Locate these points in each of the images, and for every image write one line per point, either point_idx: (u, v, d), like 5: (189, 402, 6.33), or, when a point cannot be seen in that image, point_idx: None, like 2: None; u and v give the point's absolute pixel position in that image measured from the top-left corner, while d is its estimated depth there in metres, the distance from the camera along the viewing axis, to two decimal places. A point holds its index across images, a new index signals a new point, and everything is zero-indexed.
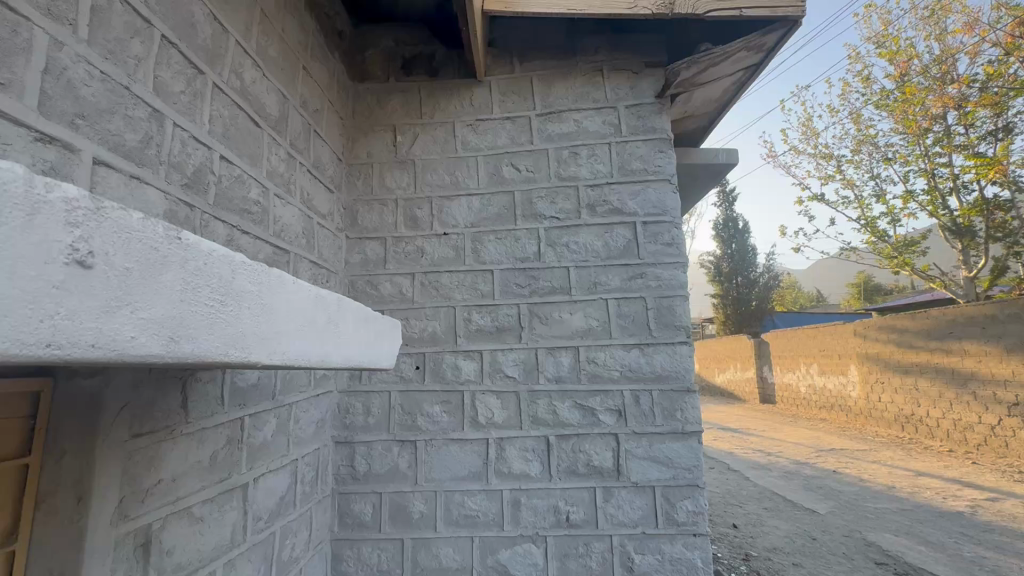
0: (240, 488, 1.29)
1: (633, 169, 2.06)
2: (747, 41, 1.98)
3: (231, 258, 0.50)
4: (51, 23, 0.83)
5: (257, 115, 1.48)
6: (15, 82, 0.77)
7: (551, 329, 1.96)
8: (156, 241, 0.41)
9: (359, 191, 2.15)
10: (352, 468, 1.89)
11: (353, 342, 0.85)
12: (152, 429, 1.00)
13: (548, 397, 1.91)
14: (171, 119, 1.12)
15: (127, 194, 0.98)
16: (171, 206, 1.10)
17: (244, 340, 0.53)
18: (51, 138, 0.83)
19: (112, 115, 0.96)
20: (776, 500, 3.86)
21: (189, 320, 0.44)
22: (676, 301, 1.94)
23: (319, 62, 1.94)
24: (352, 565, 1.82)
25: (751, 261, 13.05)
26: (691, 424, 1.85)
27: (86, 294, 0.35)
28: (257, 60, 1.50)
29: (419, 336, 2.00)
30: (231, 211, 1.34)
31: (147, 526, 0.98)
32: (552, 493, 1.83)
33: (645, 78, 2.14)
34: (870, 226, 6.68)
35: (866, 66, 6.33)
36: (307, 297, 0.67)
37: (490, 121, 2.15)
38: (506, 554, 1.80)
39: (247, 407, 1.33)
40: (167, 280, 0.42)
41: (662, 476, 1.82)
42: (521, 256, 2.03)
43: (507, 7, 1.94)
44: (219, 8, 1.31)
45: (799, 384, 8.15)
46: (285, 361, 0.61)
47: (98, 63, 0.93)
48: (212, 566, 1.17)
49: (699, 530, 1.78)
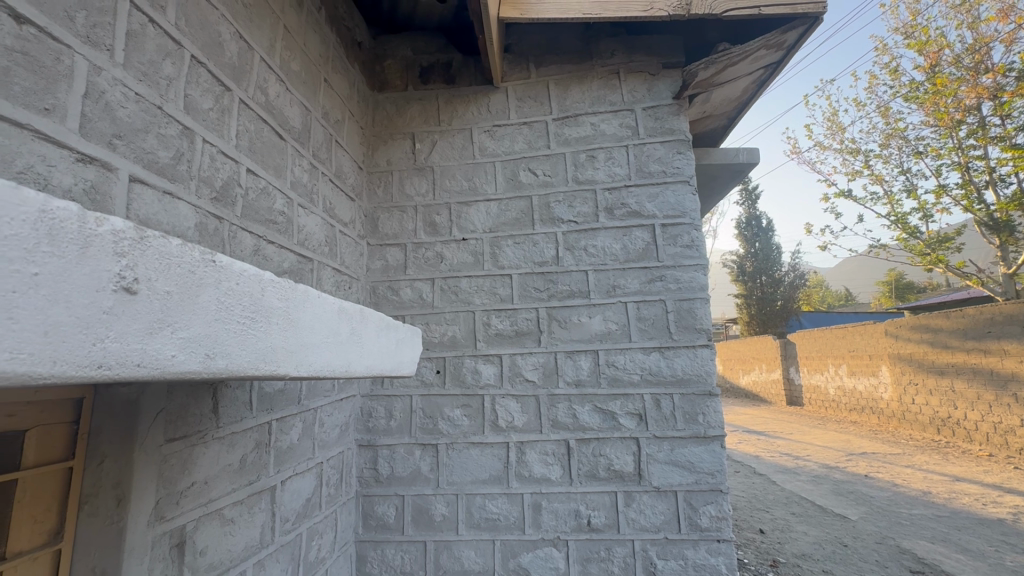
0: (268, 490, 1.33)
1: (651, 171, 2.05)
2: (766, 40, 1.96)
3: (260, 276, 0.53)
4: (90, 49, 0.88)
5: (281, 129, 1.53)
6: (59, 108, 0.82)
7: (570, 333, 1.97)
8: (192, 265, 0.43)
9: (379, 199, 2.19)
10: (375, 470, 1.93)
11: (375, 351, 0.88)
12: (186, 433, 1.05)
13: (568, 401, 1.92)
14: (201, 135, 1.17)
15: (160, 209, 1.03)
16: (201, 219, 1.15)
17: (274, 354, 0.55)
18: (91, 159, 0.87)
19: (146, 135, 1.01)
20: (805, 506, 3.77)
21: (223, 338, 0.47)
22: (696, 304, 1.93)
23: (340, 73, 1.99)
24: (377, 566, 1.85)
25: (776, 261, 12.78)
26: (714, 428, 1.83)
27: (132, 319, 0.38)
28: (281, 75, 1.55)
29: (439, 340, 2.03)
30: (258, 221, 1.38)
31: (182, 527, 1.02)
32: (573, 497, 1.83)
33: (662, 79, 2.12)
34: (901, 222, 6.47)
35: (893, 58, 6.15)
36: (331, 310, 0.69)
37: (507, 127, 2.18)
38: (527, 557, 1.81)
39: (275, 411, 1.38)
40: (203, 301, 0.45)
41: (685, 481, 1.80)
42: (539, 259, 2.04)
43: (523, 14, 1.95)
44: (244, 27, 1.36)
45: (827, 386, 7.93)
46: (312, 372, 0.63)
47: (133, 85, 0.98)
48: (243, 566, 1.21)
49: (723, 535, 1.76)
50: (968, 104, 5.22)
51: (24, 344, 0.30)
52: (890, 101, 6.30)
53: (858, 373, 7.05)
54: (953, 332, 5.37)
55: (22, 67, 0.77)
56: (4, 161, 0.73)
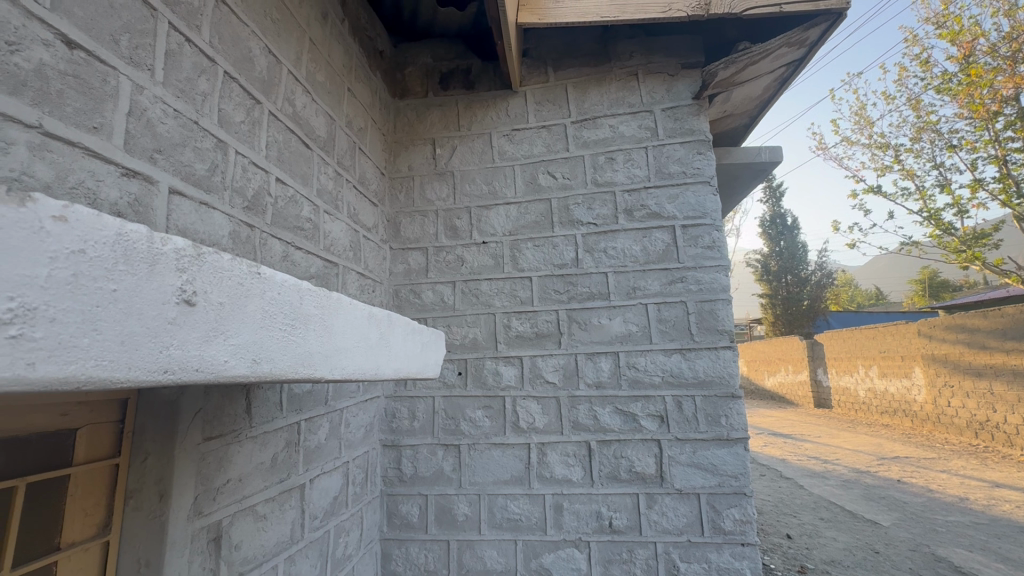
0: (298, 488, 1.38)
1: (671, 171, 2.05)
2: (787, 37, 1.94)
3: (299, 286, 0.57)
4: (132, 69, 0.94)
5: (307, 138, 1.59)
6: (105, 126, 0.88)
7: (590, 335, 1.98)
8: (241, 277, 0.47)
9: (401, 204, 2.24)
10: (399, 470, 1.97)
11: (402, 355, 0.91)
12: (221, 433, 1.10)
13: (588, 402, 1.93)
14: (234, 147, 1.22)
15: (197, 219, 1.09)
16: (234, 227, 1.21)
17: (311, 358, 0.59)
18: (134, 173, 0.93)
19: (184, 148, 1.06)
20: (834, 511, 3.68)
21: (267, 345, 0.50)
22: (718, 305, 1.91)
23: (362, 82, 2.04)
24: (401, 564, 1.89)
25: (801, 260, 12.50)
26: (737, 431, 1.81)
27: (192, 327, 0.41)
28: (307, 86, 1.61)
29: (460, 342, 2.07)
30: (286, 228, 1.44)
31: (218, 522, 1.07)
32: (594, 499, 1.84)
33: (681, 80, 2.12)
34: (933, 218, 6.26)
35: (924, 49, 5.95)
36: (361, 315, 0.73)
37: (526, 131, 2.20)
38: (549, 558, 1.83)
39: (303, 412, 1.43)
40: (250, 310, 0.48)
41: (707, 483, 1.79)
42: (558, 262, 2.06)
43: (541, 19, 1.98)
44: (272, 41, 1.42)
45: (856, 388, 7.71)
46: (345, 375, 0.67)
47: (171, 102, 1.03)
48: (275, 560, 1.26)
49: (747, 539, 1.74)
50: (1006, 94, 5.01)
51: (105, 353, 0.34)
52: (921, 94, 6.10)
53: (889, 374, 6.84)
54: (990, 333, 5.16)
55: (74, 89, 0.82)
56: (59, 177, 0.78)
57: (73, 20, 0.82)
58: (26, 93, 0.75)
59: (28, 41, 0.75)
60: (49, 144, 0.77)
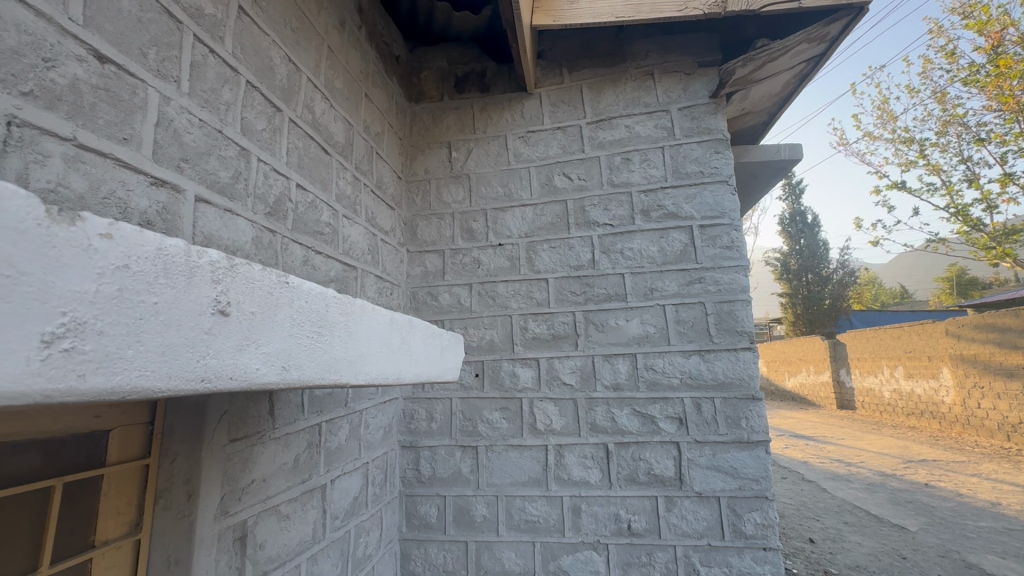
0: (319, 489, 1.41)
1: (688, 171, 2.03)
2: (807, 33, 1.92)
3: (325, 293, 0.58)
4: (160, 81, 0.97)
5: (326, 144, 1.61)
6: (135, 137, 0.90)
7: (607, 336, 1.97)
8: (271, 287, 0.49)
9: (418, 207, 2.26)
10: (417, 471, 1.99)
11: (422, 359, 0.92)
12: (246, 434, 1.12)
13: (605, 404, 1.92)
14: (256, 155, 1.25)
15: (221, 226, 1.11)
16: (257, 233, 1.24)
17: (337, 364, 0.60)
18: (162, 182, 0.96)
19: (209, 157, 1.09)
20: (859, 515, 3.60)
21: (296, 352, 0.52)
22: (738, 305, 1.89)
23: (379, 87, 2.07)
24: (420, 565, 1.91)
25: (823, 258, 12.24)
26: (758, 433, 1.79)
27: (225, 337, 0.43)
28: (326, 93, 1.64)
29: (477, 344, 2.08)
30: (307, 233, 1.47)
31: (244, 521, 1.10)
32: (613, 501, 1.83)
33: (698, 78, 2.10)
34: (961, 214, 6.08)
35: (950, 40, 5.77)
36: (383, 321, 0.74)
37: (542, 132, 2.21)
38: (567, 560, 1.82)
39: (324, 413, 1.46)
40: (280, 318, 0.50)
41: (727, 486, 1.77)
42: (575, 263, 2.06)
43: (556, 21, 1.98)
44: (292, 50, 1.45)
45: (881, 389, 7.53)
46: (369, 379, 0.68)
47: (197, 112, 1.06)
48: (298, 560, 1.28)
49: (770, 544, 1.71)
50: None
51: (148, 363, 0.36)
52: (947, 87, 5.93)
53: (916, 375, 6.66)
54: None
55: (105, 102, 0.85)
56: (92, 188, 0.81)
57: (104, 35, 0.85)
58: (60, 107, 0.77)
59: (62, 57, 0.78)
60: (82, 156, 0.80)
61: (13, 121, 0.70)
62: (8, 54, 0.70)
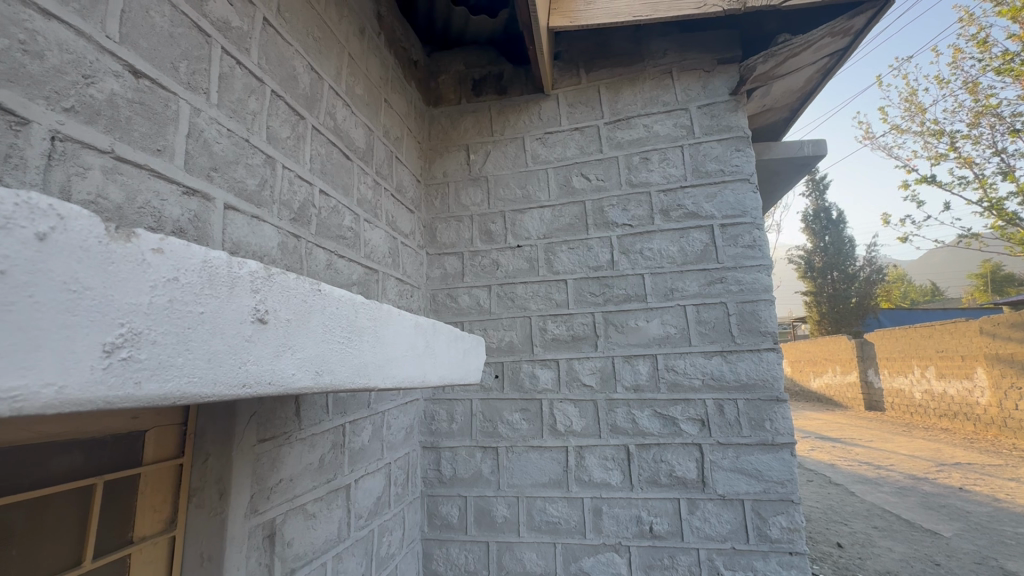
0: (344, 488, 1.44)
1: (708, 170, 2.01)
2: (831, 27, 1.88)
3: (354, 300, 0.60)
4: (190, 94, 1.00)
5: (348, 150, 1.65)
6: (168, 148, 0.94)
7: (627, 337, 1.96)
8: (305, 294, 0.50)
9: (437, 210, 2.29)
10: (438, 471, 2.01)
11: (446, 361, 0.94)
12: (274, 434, 1.15)
13: (626, 405, 1.91)
14: (281, 162, 1.29)
15: (249, 232, 1.15)
16: (283, 238, 1.27)
17: (366, 368, 0.62)
18: (193, 191, 0.99)
19: (237, 165, 1.12)
20: (889, 519, 3.50)
21: (329, 357, 0.54)
22: (761, 306, 1.86)
23: (398, 93, 2.10)
24: (442, 564, 1.93)
25: (848, 256, 11.93)
26: (782, 435, 1.76)
27: (265, 344, 0.44)
28: (347, 99, 1.67)
29: (497, 346, 2.10)
30: (330, 237, 1.50)
31: (272, 519, 1.13)
32: (634, 503, 1.83)
33: (718, 76, 2.08)
34: (995, 208, 5.86)
35: (982, 28, 5.57)
36: (409, 325, 0.76)
37: (559, 133, 2.21)
38: (589, 561, 1.82)
39: (348, 414, 1.49)
40: (313, 324, 0.52)
41: (752, 489, 1.75)
42: (594, 264, 2.06)
43: (573, 22, 1.97)
44: (315, 59, 1.48)
45: (912, 389, 7.30)
46: (396, 383, 0.70)
47: (225, 122, 1.09)
48: (324, 558, 1.31)
49: (796, 548, 1.68)
50: None
51: (195, 371, 0.38)
52: (979, 77, 5.73)
53: (948, 375, 6.45)
54: None
55: (140, 115, 0.89)
56: (128, 198, 0.84)
57: (139, 51, 0.88)
58: (100, 121, 0.81)
59: (101, 73, 0.81)
60: (120, 167, 0.83)
61: (56, 135, 0.73)
62: (51, 72, 0.73)
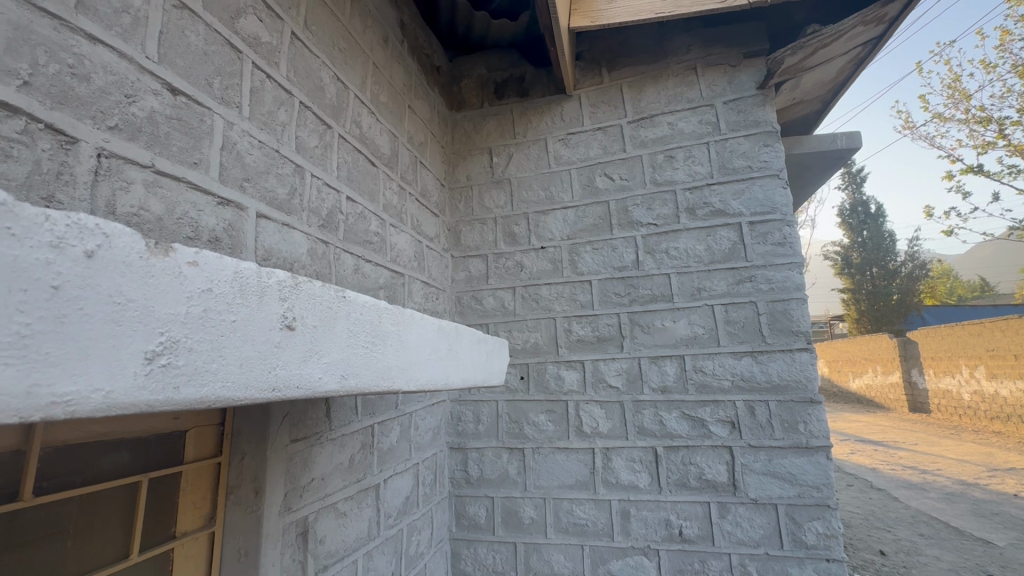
0: (373, 488, 1.47)
1: (735, 167, 1.97)
2: (864, 15, 1.81)
3: (378, 305, 0.62)
4: (224, 108, 1.04)
5: (374, 157, 1.69)
6: (204, 161, 0.98)
7: (653, 338, 1.94)
8: (330, 301, 0.53)
9: (461, 213, 2.31)
10: (465, 472, 2.03)
11: (469, 364, 0.95)
12: (306, 434, 1.19)
13: (653, 407, 1.89)
14: (310, 171, 1.33)
15: (280, 239, 1.19)
16: (312, 244, 1.31)
17: (390, 372, 0.63)
18: (227, 202, 1.03)
19: (268, 175, 1.17)
20: (936, 527, 3.35)
21: (353, 362, 0.55)
22: (793, 305, 1.81)
23: (422, 99, 2.13)
24: (471, 564, 1.94)
25: (889, 251, 11.44)
26: (817, 438, 1.70)
27: (294, 349, 0.47)
28: (372, 107, 1.71)
29: (522, 347, 2.10)
30: (357, 243, 1.54)
31: (306, 517, 1.17)
32: (663, 506, 1.80)
33: (744, 70, 2.03)
34: None
35: None
36: (432, 328, 0.77)
37: (582, 134, 2.20)
38: (617, 564, 1.81)
39: (376, 415, 1.52)
40: (338, 330, 0.54)
41: (785, 493, 1.70)
42: (618, 264, 2.04)
43: (594, 21, 1.97)
44: (340, 69, 1.52)
45: (960, 390, 6.94)
46: (420, 386, 0.71)
47: (256, 133, 1.14)
48: (355, 556, 1.34)
49: (834, 555, 1.63)
50: None
51: (229, 375, 0.40)
52: None
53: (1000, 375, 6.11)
54: None
55: (178, 131, 0.93)
56: (168, 210, 0.89)
57: (176, 70, 0.93)
58: (140, 138, 0.85)
59: (141, 92, 0.86)
60: (159, 181, 0.88)
61: (102, 153, 0.78)
62: (97, 93, 0.78)
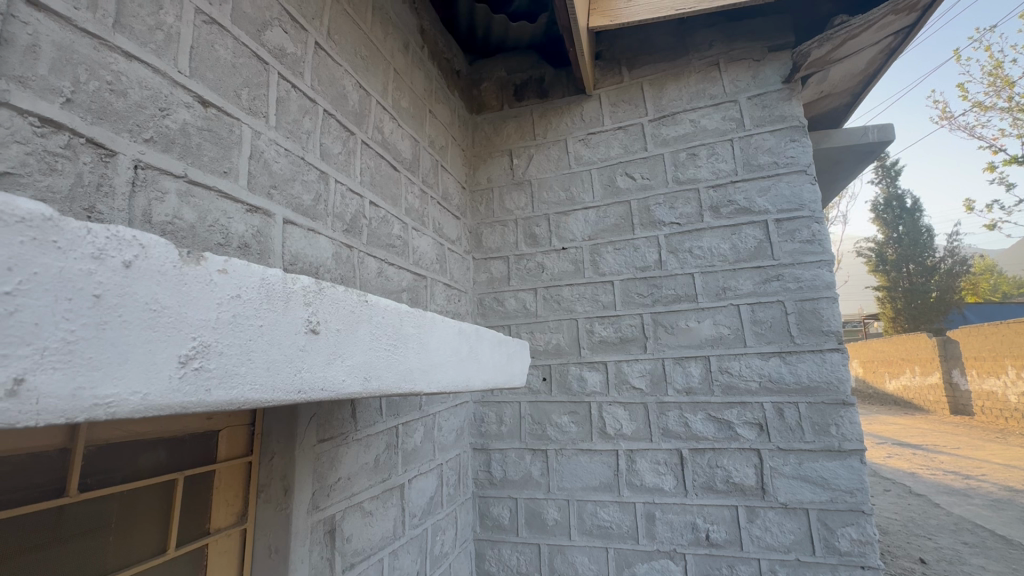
0: (398, 487, 1.49)
1: (761, 163, 1.92)
2: (895, 4, 1.75)
3: (399, 309, 0.63)
4: (251, 118, 1.08)
5: (396, 161, 1.71)
6: (233, 170, 1.02)
7: (678, 339, 1.92)
8: (353, 306, 0.54)
9: (482, 215, 2.33)
10: (489, 473, 2.04)
11: (490, 366, 0.96)
12: (332, 435, 1.21)
13: (678, 409, 1.86)
14: (334, 177, 1.36)
15: (306, 244, 1.22)
16: (337, 249, 1.34)
17: (412, 374, 0.64)
18: (256, 209, 1.07)
19: (294, 182, 1.20)
20: (981, 535, 3.20)
21: (376, 364, 0.57)
22: (822, 304, 1.76)
23: (442, 103, 2.16)
24: (495, 565, 1.95)
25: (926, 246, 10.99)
26: (850, 441, 1.65)
27: (318, 353, 0.48)
28: (393, 113, 1.74)
29: (544, 348, 2.10)
30: (380, 246, 1.57)
31: (332, 516, 1.19)
32: (689, 510, 1.78)
33: (769, 64, 1.99)
34: None
35: None
36: (452, 330, 0.78)
37: (602, 133, 2.19)
38: (642, 568, 1.79)
39: (401, 416, 1.55)
40: (361, 333, 0.55)
41: (817, 498, 1.66)
42: (641, 264, 2.02)
43: (613, 20, 1.95)
44: (362, 77, 1.56)
45: (1005, 392, 6.62)
46: (441, 387, 0.72)
47: (282, 142, 1.17)
48: (381, 554, 1.37)
49: (869, 562, 1.57)
50: None
51: (257, 378, 0.41)
52: None
53: None
54: None
55: (208, 141, 0.96)
56: (201, 218, 0.92)
57: (206, 82, 0.97)
58: (174, 149, 0.89)
59: (174, 105, 0.89)
60: (192, 190, 0.91)
61: (139, 164, 0.82)
62: (133, 108, 0.82)
